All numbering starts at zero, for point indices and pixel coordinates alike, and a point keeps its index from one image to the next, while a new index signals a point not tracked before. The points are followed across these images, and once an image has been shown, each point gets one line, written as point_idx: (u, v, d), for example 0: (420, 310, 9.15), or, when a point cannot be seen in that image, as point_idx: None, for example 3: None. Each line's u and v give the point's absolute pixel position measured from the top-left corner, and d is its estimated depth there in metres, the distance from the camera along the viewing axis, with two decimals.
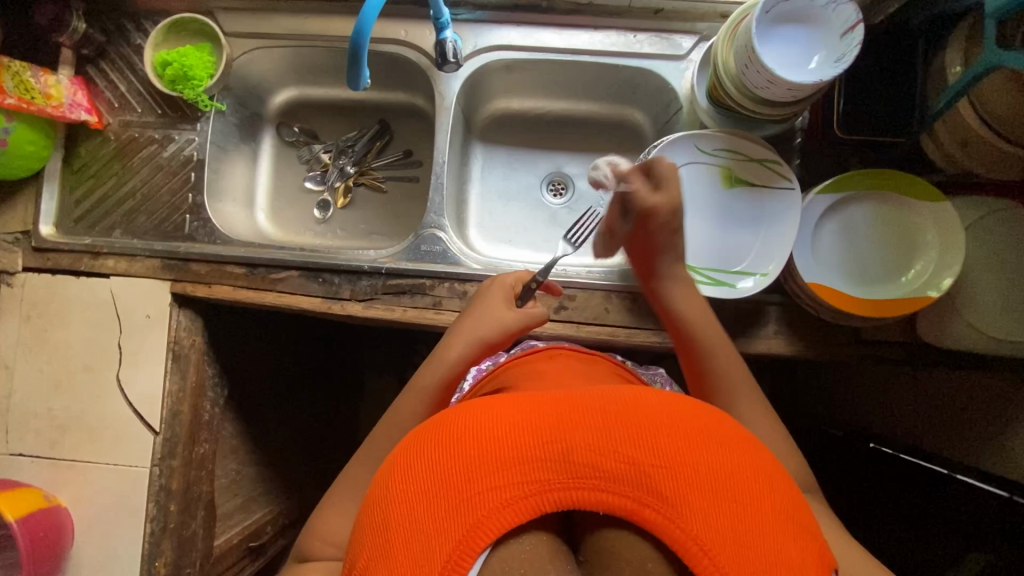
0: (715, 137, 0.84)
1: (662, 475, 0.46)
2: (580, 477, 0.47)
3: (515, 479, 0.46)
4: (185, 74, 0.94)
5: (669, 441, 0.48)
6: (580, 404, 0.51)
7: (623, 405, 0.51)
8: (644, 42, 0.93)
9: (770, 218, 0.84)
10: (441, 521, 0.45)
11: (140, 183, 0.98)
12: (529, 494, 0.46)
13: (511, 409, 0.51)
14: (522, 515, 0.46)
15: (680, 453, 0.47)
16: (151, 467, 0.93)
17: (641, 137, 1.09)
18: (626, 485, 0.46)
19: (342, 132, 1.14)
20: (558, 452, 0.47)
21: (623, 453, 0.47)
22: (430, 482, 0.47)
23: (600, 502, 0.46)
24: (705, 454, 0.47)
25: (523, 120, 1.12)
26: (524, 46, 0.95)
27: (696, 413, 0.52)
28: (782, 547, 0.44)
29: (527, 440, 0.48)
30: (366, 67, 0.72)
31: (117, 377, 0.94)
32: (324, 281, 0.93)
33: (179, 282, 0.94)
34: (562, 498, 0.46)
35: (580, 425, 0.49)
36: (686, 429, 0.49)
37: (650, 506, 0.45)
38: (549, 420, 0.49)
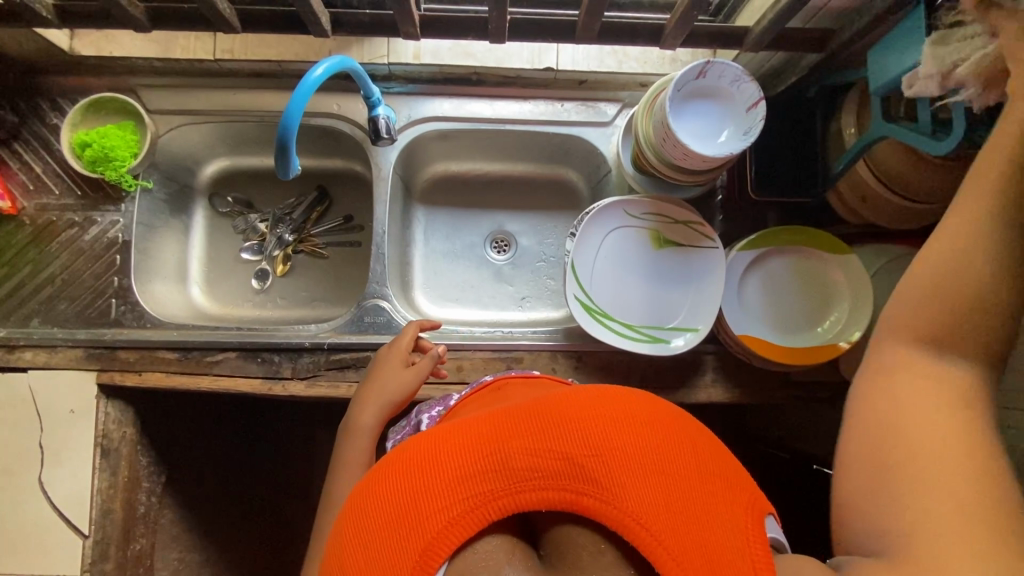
0: (642, 202, 0.88)
1: (597, 462, 0.46)
2: (520, 480, 0.46)
3: (457, 495, 0.46)
4: (105, 155, 0.90)
5: (600, 427, 0.48)
6: (512, 411, 0.51)
7: (552, 403, 0.51)
8: (572, 110, 0.98)
9: (697, 276, 0.88)
10: (393, 553, 0.44)
11: (60, 268, 0.93)
12: (472, 506, 0.45)
13: (448, 431, 0.51)
14: (469, 530, 0.45)
15: (609, 438, 0.47)
16: (81, 574, 0.87)
17: (577, 193, 1.13)
18: (565, 479, 0.46)
19: (280, 200, 1.13)
20: (496, 460, 0.47)
21: (558, 448, 0.47)
22: (379, 519, 0.46)
23: (542, 500, 0.46)
24: (636, 434, 0.48)
25: (462, 180, 1.14)
26: (456, 116, 0.98)
27: (623, 397, 0.52)
28: (722, 513, 0.44)
29: (462, 455, 0.48)
30: (295, 156, 0.72)
31: (39, 480, 0.88)
32: (264, 360, 0.90)
33: (106, 372, 0.89)
34: (507, 505, 0.46)
35: (514, 429, 0.49)
36: (613, 414, 0.49)
37: (591, 494, 0.45)
38: (481, 432, 0.49)
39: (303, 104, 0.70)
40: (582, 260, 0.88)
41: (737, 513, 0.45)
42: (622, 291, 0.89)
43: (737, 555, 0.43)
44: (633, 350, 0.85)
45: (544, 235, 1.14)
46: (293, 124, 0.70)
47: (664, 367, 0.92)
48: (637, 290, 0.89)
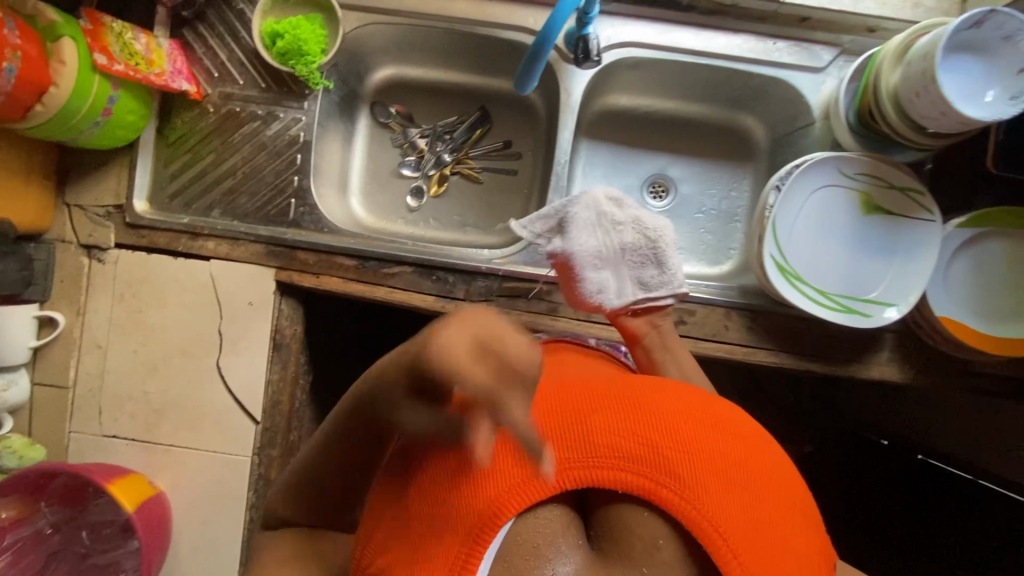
0: (861, 161, 0.82)
1: (677, 455, 0.48)
2: (601, 456, 0.48)
3: (538, 456, 0.48)
4: (298, 48, 0.87)
5: (683, 426, 0.51)
6: (597, 392, 0.53)
7: (634, 392, 0.54)
8: (784, 51, 0.90)
9: (907, 247, 0.83)
10: (464, 493, 0.46)
11: (242, 161, 0.92)
12: (549, 471, 0.47)
13: (529, 393, 0.53)
14: (539, 494, 0.47)
15: (694, 437, 0.50)
16: (252, 456, 0.91)
17: (751, 145, 1.06)
18: (644, 467, 0.48)
19: (439, 117, 1.09)
20: (579, 431, 0.49)
21: (642, 434, 0.49)
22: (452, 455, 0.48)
23: (619, 481, 0.48)
24: (717, 442, 0.50)
25: (630, 118, 1.08)
26: (657, 44, 0.90)
27: (703, 404, 0.55)
28: (779, 530, 0.48)
29: (549, 423, 0.50)
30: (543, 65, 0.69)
31: (217, 364, 0.91)
32: (438, 278, 0.90)
33: (285, 271, 0.90)
34: (582, 477, 0.47)
35: (599, 410, 0.51)
36: (697, 417, 0.52)
37: (668, 485, 0.47)
38: (570, 407, 0.51)
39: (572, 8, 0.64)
40: (785, 217, 0.83)
41: (792, 530, 0.49)
42: (823, 254, 0.84)
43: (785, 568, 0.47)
44: (830, 318, 0.82)
45: (706, 186, 1.08)
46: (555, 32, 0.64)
47: (840, 339, 0.89)
48: (838, 256, 0.84)
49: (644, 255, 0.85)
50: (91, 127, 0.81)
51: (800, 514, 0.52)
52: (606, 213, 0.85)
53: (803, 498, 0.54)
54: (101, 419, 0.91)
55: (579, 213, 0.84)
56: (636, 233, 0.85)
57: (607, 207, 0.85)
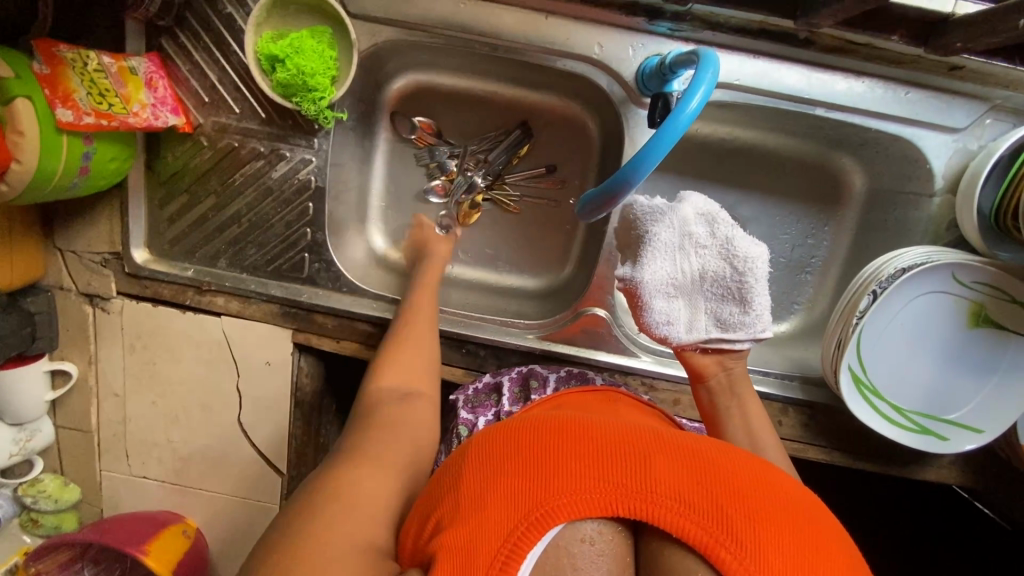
0: (983, 270, 0.68)
1: (750, 526, 0.38)
2: (659, 493, 0.40)
3: (593, 476, 0.40)
4: (304, 82, 0.71)
5: (761, 496, 0.40)
6: (667, 433, 0.45)
7: (708, 442, 0.45)
8: (916, 104, 0.70)
9: (1007, 369, 0.72)
10: (505, 501, 0.40)
11: (246, 207, 0.80)
12: (601, 494, 0.40)
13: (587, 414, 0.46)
14: (591, 513, 0.39)
15: (770, 508, 0.40)
16: (279, 503, 0.92)
17: (842, 187, 0.89)
18: (708, 519, 0.39)
19: (472, 131, 0.92)
20: (641, 458, 0.41)
21: (712, 488, 0.40)
22: (500, 456, 0.42)
23: (675, 525, 0.39)
24: (795, 525, 0.39)
25: (700, 145, 0.90)
26: (754, 87, 0.71)
27: (782, 478, 0.45)
28: None
29: (614, 446, 0.42)
30: (606, 202, 0.55)
31: (238, 419, 0.88)
32: (468, 351, 0.82)
33: (302, 332, 0.83)
34: (639, 510, 0.39)
35: (668, 451, 0.42)
36: (774, 485, 0.42)
37: (729, 547, 0.38)
38: (638, 437, 0.43)
39: (671, 144, 0.50)
40: (875, 322, 0.71)
41: None
42: (909, 365, 0.73)
43: None
44: (900, 439, 0.73)
45: (779, 230, 0.93)
46: (642, 172, 0.51)
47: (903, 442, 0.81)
48: (927, 367, 0.73)
49: (725, 287, 0.69)
50: (70, 187, 0.69)
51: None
52: (689, 234, 0.69)
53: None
54: (129, 462, 0.91)
55: (659, 233, 0.69)
56: (721, 260, 0.68)
57: (689, 230, 0.69)
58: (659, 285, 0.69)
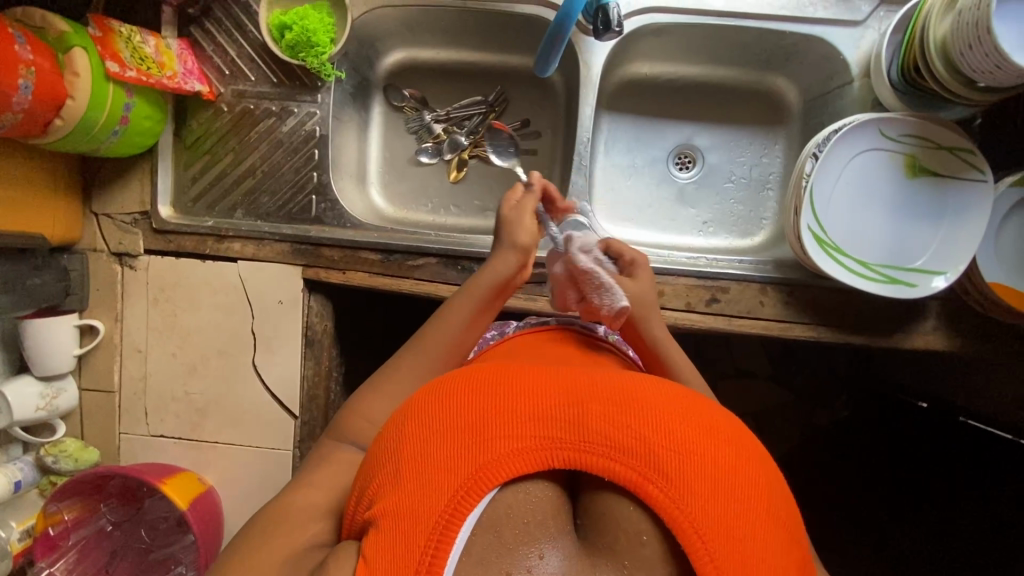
0: (905, 121, 0.77)
1: (672, 456, 0.45)
2: (587, 441, 0.45)
3: (526, 434, 0.46)
4: (308, 39, 0.85)
5: (683, 428, 0.47)
6: (597, 381, 0.50)
7: (638, 385, 0.50)
8: (818, 6, 0.84)
9: (954, 212, 0.78)
10: (449, 463, 0.45)
11: (260, 159, 0.91)
12: (537, 450, 0.45)
13: (520, 372, 0.51)
14: (527, 467, 0.45)
15: (688, 439, 0.46)
16: (292, 449, 0.94)
17: (782, 107, 1.01)
18: (635, 457, 0.45)
19: (454, 98, 1.06)
20: (573, 414, 0.47)
21: (637, 428, 0.46)
22: (443, 424, 0.47)
23: (605, 468, 0.45)
24: (705, 446, 0.46)
25: (651, 87, 1.03)
26: (681, 8, 0.85)
27: (704, 406, 0.51)
28: (768, 548, 0.44)
29: (546, 402, 0.47)
30: (557, 54, 0.71)
31: (252, 363, 0.93)
32: (463, 268, 0.89)
33: (311, 268, 0.90)
34: (572, 458, 0.45)
35: (598, 396, 0.48)
36: (695, 417, 0.48)
37: (655, 482, 0.44)
38: (568, 390, 0.49)
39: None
40: (823, 183, 0.79)
41: (778, 547, 0.44)
42: (863, 223, 0.80)
43: None
44: (872, 290, 0.78)
45: (734, 153, 1.03)
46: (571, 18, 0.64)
47: (881, 310, 0.85)
48: (879, 223, 0.80)
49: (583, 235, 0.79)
50: (110, 137, 0.81)
51: (797, 546, 0.47)
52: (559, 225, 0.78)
53: (802, 528, 0.50)
54: (147, 420, 0.95)
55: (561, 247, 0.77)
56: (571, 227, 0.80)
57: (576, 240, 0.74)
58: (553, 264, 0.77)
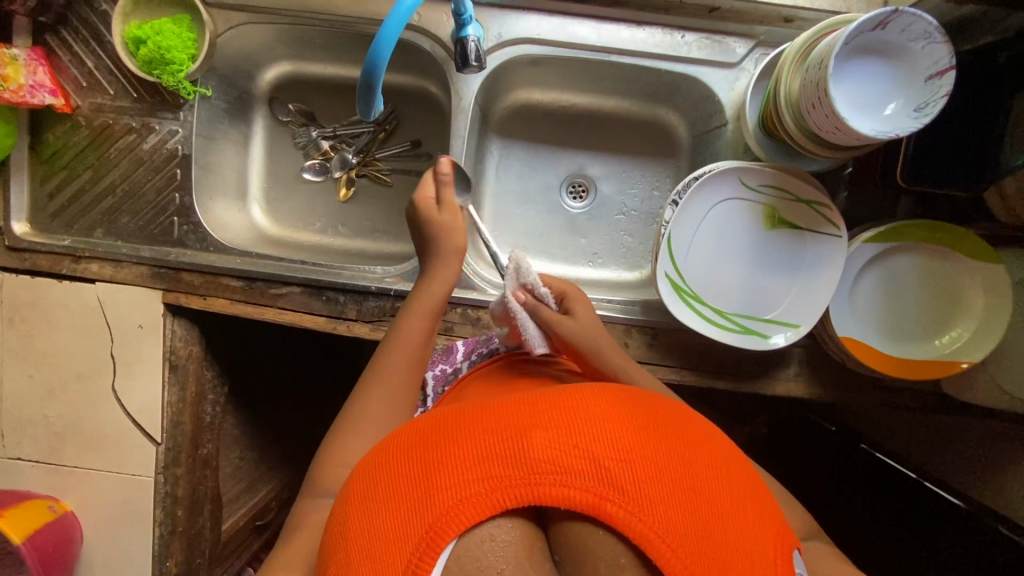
0: (763, 172, 0.77)
1: (625, 468, 0.41)
2: (535, 472, 0.40)
3: (471, 478, 0.40)
4: (162, 56, 0.82)
5: (632, 435, 0.43)
6: (537, 398, 0.46)
7: (581, 394, 0.46)
8: (693, 45, 0.82)
9: (810, 264, 0.78)
10: (396, 530, 0.40)
11: (121, 178, 0.88)
12: (487, 490, 0.40)
13: (458, 413, 0.46)
14: (478, 515, 0.40)
15: (640, 444, 0.42)
16: (155, 475, 0.92)
17: (674, 140, 0.99)
18: (589, 478, 0.40)
19: (342, 114, 1.02)
20: (514, 446, 0.41)
21: (584, 445, 0.41)
22: (387, 495, 0.42)
23: (561, 499, 0.40)
24: (658, 447, 0.43)
25: (544, 113, 1.01)
26: (554, 40, 0.83)
27: (649, 404, 0.48)
28: (743, 535, 0.41)
29: (484, 437, 0.43)
30: (379, 96, 0.65)
31: (112, 387, 0.90)
32: (329, 298, 0.87)
33: (171, 292, 0.87)
34: (525, 494, 0.40)
35: (538, 417, 0.43)
36: (642, 418, 0.45)
37: (613, 499, 0.40)
38: (508, 418, 0.44)
39: (396, 33, 0.62)
40: (682, 228, 0.79)
41: (750, 530, 0.41)
42: (723, 272, 0.80)
43: None
44: (723, 340, 0.78)
45: (627, 184, 1.02)
46: (384, 57, 0.62)
47: (745, 357, 0.85)
48: (737, 271, 0.80)
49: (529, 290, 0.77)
50: None
51: (771, 523, 0.44)
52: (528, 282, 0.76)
53: (776, 506, 0.48)
54: (4, 443, 0.92)
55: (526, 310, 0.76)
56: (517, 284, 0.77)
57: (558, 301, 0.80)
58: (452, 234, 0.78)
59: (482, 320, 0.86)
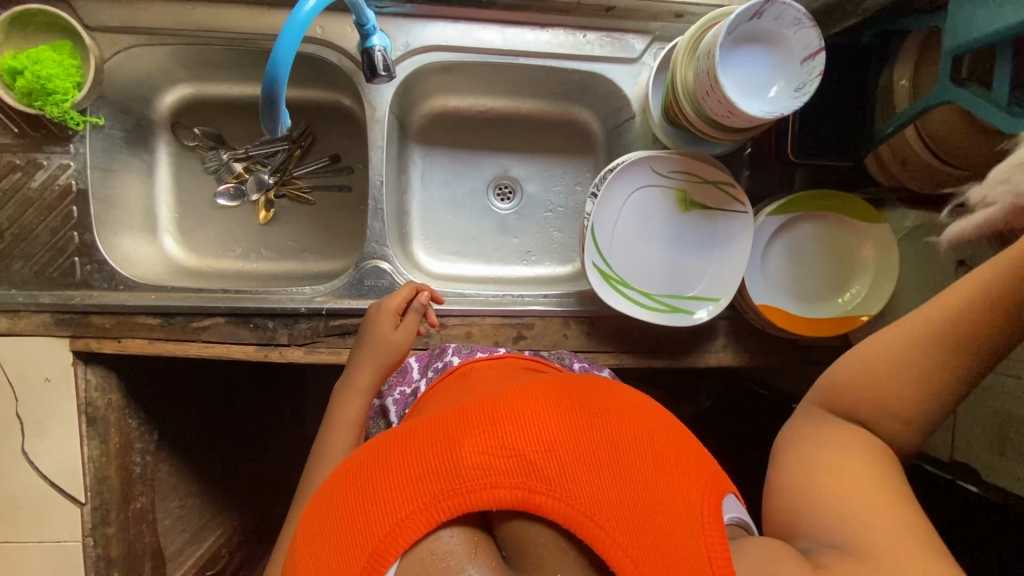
0: (672, 159, 0.81)
1: (551, 457, 0.42)
2: (465, 480, 0.41)
3: (405, 497, 0.41)
4: (42, 86, 0.76)
5: (554, 424, 0.44)
6: (465, 408, 0.46)
7: (506, 396, 0.47)
8: (595, 44, 0.86)
9: (724, 240, 0.83)
10: (341, 560, 0.40)
11: (7, 221, 0.80)
12: (419, 507, 0.41)
13: (392, 437, 0.47)
14: (417, 531, 0.40)
15: (563, 432, 0.43)
16: (82, 539, 0.85)
17: (590, 135, 1.03)
18: (515, 475, 0.41)
19: (254, 134, 0.99)
20: (444, 459, 0.42)
21: (509, 445, 0.42)
22: (328, 529, 0.42)
23: (494, 500, 0.41)
24: (581, 432, 0.44)
25: (462, 119, 1.02)
26: (461, 46, 0.85)
27: (575, 389, 0.49)
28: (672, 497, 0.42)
29: (413, 456, 0.43)
30: (284, 110, 0.64)
31: (22, 450, 0.82)
32: (257, 325, 0.83)
33: (80, 338, 0.81)
34: (457, 503, 0.41)
35: (465, 428, 0.44)
36: (567, 406, 0.46)
37: (543, 490, 0.41)
38: (436, 433, 0.44)
39: (292, 48, 0.61)
40: (604, 218, 0.82)
41: (679, 490, 0.43)
42: (646, 257, 0.84)
43: (698, 558, 0.40)
44: (653, 321, 0.81)
45: (550, 181, 1.04)
46: (283, 72, 0.61)
47: (676, 335, 0.89)
48: (659, 254, 0.84)
49: None
50: None
51: (702, 479, 0.46)
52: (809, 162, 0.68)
53: (712, 462, 0.50)
54: None
55: None
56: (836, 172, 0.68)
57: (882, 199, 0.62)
58: (385, 337, 0.76)
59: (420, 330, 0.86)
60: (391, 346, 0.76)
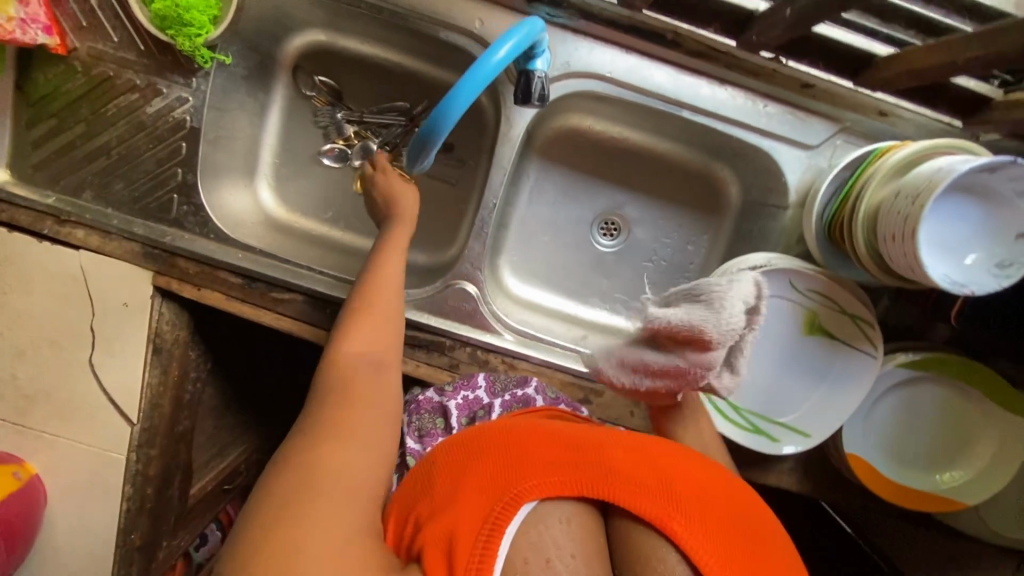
0: (815, 278, 0.73)
1: (690, 497, 0.45)
2: (615, 480, 0.45)
3: (560, 466, 0.45)
4: (179, 15, 0.72)
5: (696, 481, 0.47)
6: (618, 436, 0.51)
7: (654, 444, 0.51)
8: (772, 118, 0.75)
9: (838, 377, 0.75)
10: (485, 483, 0.44)
11: (114, 140, 0.80)
12: (569, 478, 0.45)
13: (548, 425, 0.52)
14: (558, 492, 0.44)
15: (702, 489, 0.47)
16: (128, 454, 0.87)
17: (722, 198, 0.93)
18: (657, 495, 0.44)
19: (373, 99, 0.92)
20: (599, 457, 0.47)
21: (658, 473, 0.46)
22: (479, 459, 0.46)
23: (632, 506, 0.44)
24: (717, 497, 0.47)
25: (592, 141, 0.92)
26: (626, 79, 0.74)
27: (708, 467, 0.52)
28: None
29: (572, 445, 0.48)
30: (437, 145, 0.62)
31: (89, 360, 0.84)
32: (332, 313, 0.81)
33: (163, 276, 0.80)
34: (601, 492, 0.44)
35: (622, 447, 0.49)
36: (704, 475, 0.49)
37: (678, 518, 0.43)
38: (593, 440, 0.49)
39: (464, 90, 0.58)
40: None
41: None
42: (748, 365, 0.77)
43: None
44: (733, 437, 0.75)
45: (662, 232, 0.96)
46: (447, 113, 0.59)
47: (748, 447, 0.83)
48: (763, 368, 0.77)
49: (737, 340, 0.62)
50: None
51: None
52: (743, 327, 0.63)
53: None
54: None
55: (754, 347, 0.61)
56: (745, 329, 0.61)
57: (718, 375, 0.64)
58: (392, 196, 0.73)
59: (490, 364, 0.82)
60: (402, 208, 0.72)
